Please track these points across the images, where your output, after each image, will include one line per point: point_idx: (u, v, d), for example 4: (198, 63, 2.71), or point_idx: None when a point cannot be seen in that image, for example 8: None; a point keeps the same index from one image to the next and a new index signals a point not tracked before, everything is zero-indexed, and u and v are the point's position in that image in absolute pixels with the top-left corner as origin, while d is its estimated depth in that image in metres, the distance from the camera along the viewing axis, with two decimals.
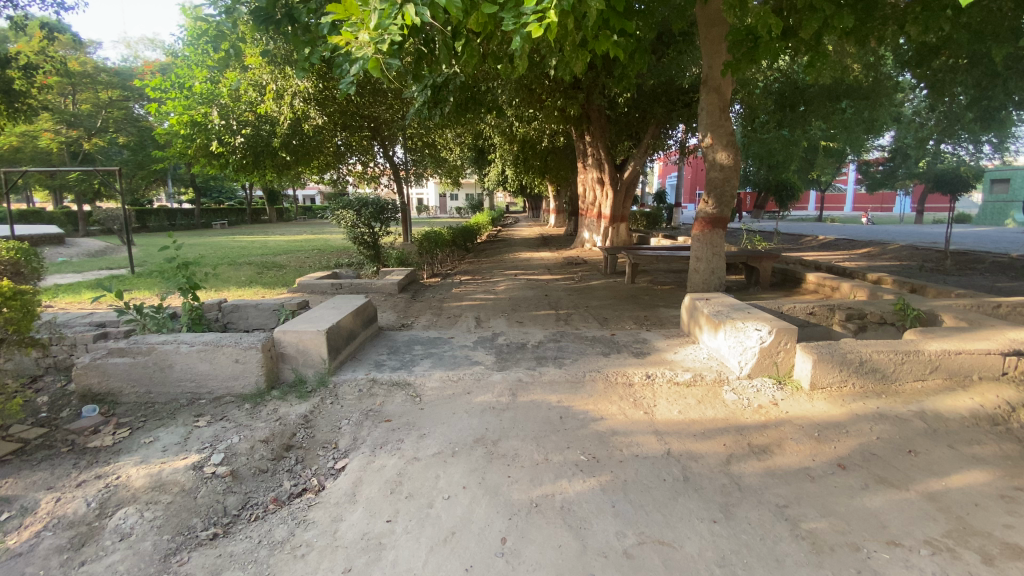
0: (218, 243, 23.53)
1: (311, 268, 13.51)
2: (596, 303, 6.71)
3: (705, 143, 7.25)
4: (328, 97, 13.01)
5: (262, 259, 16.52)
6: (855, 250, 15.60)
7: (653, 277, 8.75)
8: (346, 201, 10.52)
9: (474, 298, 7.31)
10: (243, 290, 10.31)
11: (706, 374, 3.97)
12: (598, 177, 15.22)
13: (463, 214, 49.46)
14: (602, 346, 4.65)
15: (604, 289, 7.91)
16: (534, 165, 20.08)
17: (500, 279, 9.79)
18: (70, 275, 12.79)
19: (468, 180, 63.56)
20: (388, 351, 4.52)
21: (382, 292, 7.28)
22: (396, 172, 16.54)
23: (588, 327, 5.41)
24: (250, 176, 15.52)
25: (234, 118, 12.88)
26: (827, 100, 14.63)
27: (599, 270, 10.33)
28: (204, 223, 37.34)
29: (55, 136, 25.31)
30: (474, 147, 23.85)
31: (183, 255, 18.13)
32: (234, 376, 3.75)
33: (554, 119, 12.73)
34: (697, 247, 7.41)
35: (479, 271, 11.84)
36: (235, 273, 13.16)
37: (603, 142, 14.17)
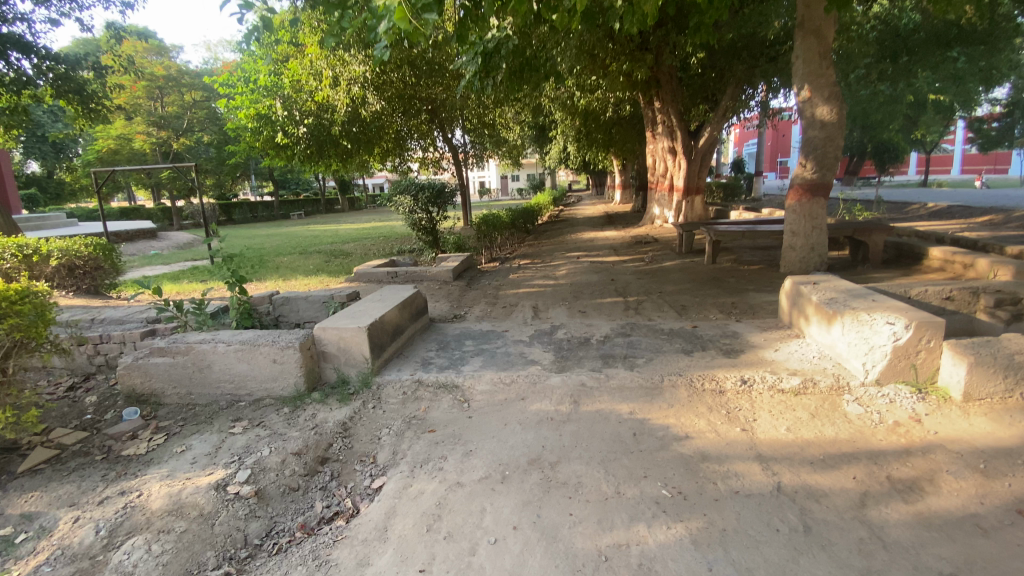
0: (292, 232, 24.62)
1: (373, 255, 13.62)
2: (671, 288, 5.94)
3: (802, 97, 6.18)
4: (386, 81, 12.96)
5: (330, 247, 16.95)
6: (978, 217, 13.36)
7: (736, 256, 7.76)
8: (404, 186, 10.30)
9: (533, 284, 6.77)
10: (306, 279, 10.43)
11: (821, 380, 3.18)
12: (670, 146, 14.01)
13: (524, 195, 48.93)
14: (681, 342, 3.95)
15: (679, 271, 7.09)
16: (597, 139, 19.09)
17: (562, 262, 9.16)
18: (158, 267, 13.81)
19: (530, 161, 62.65)
20: (437, 347, 4.09)
21: (437, 280, 6.92)
22: (456, 154, 16.23)
23: (664, 318, 4.70)
24: (315, 167, 15.84)
25: (296, 108, 13.01)
26: (934, 48, 12.56)
27: (673, 249, 9.40)
28: (282, 214, 39.52)
29: (147, 138, 27.60)
30: (535, 125, 23.09)
31: (259, 245, 19.06)
32: (273, 378, 3.46)
33: (621, 85, 11.77)
34: (793, 220, 6.39)
35: (540, 254, 11.29)
36: (302, 262, 13.47)
37: (675, 108, 12.98)
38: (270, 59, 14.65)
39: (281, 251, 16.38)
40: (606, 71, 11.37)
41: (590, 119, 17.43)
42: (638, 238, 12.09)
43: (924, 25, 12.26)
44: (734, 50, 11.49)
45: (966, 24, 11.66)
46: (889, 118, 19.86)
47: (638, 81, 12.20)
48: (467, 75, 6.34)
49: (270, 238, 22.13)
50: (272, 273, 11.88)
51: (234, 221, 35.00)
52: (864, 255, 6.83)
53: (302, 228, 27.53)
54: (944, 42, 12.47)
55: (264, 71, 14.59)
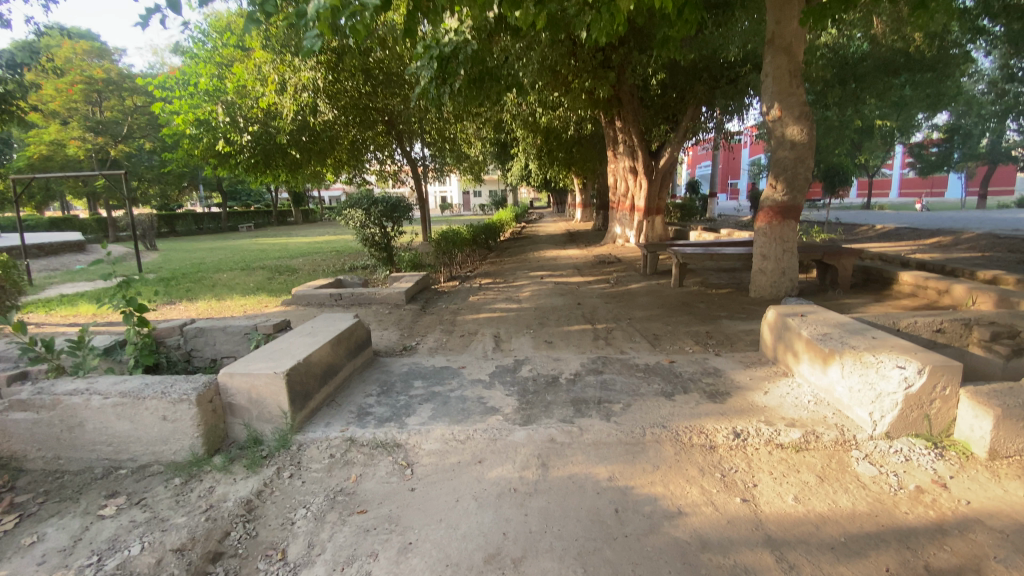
0: (239, 247, 23.18)
1: (324, 272, 12.74)
2: (642, 314, 5.52)
3: (772, 116, 5.96)
4: (340, 90, 12.35)
5: (278, 262, 15.89)
6: (924, 240, 13.81)
7: (704, 278, 7.47)
8: (355, 199, 9.61)
9: (494, 308, 6.21)
10: (246, 300, 9.51)
11: (823, 434, 2.76)
12: (631, 166, 13.89)
13: (486, 211, 48.57)
14: (661, 381, 3.47)
15: (647, 294, 6.71)
16: (559, 156, 18.94)
17: (524, 282, 8.69)
18: (79, 285, 12.43)
19: (493, 177, 62.54)
20: (378, 392, 3.45)
21: (388, 304, 6.26)
22: (415, 169, 15.58)
23: (639, 350, 4.24)
24: (264, 178, 14.86)
25: (240, 115, 12.14)
26: (883, 75, 13.01)
27: (638, 270, 9.08)
28: (231, 226, 37.50)
29: (82, 144, 25.61)
30: (497, 141, 22.81)
31: (200, 260, 17.71)
32: (162, 440, 2.73)
33: (583, 103, 11.59)
34: (763, 242, 6.10)
35: (502, 273, 10.79)
36: (244, 279, 12.43)
37: (636, 127, 12.89)
38: (216, 63, 13.72)
39: (223, 267, 15.19)
40: (568, 88, 11.15)
41: (551, 136, 17.26)
42: (601, 258, 11.78)
43: (873, 54, 12.67)
44: (694, 71, 11.54)
45: (913, 51, 12.16)
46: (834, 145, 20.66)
47: (600, 99, 12.04)
48: (421, 84, 5.84)
49: (215, 252, 20.74)
50: (209, 292, 10.85)
51: (178, 233, 32.90)
52: (832, 278, 6.64)
53: (251, 242, 26.03)
54: (890, 69, 12.97)
55: (208, 76, 13.62)
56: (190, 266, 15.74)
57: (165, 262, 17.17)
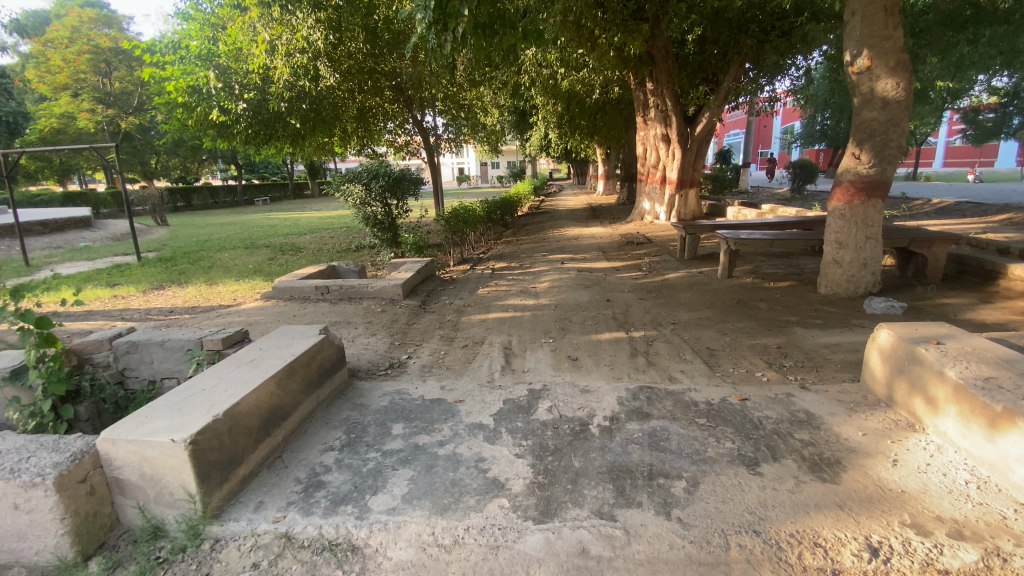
0: (248, 222, 22.47)
1: (329, 252, 11.90)
2: (689, 317, 4.48)
3: (858, 67, 4.70)
4: (343, 52, 11.28)
5: (284, 240, 15.10)
6: (993, 216, 12.25)
7: (755, 265, 6.33)
8: (354, 173, 8.71)
9: (507, 305, 5.21)
10: (239, 285, 8.68)
11: (1011, 553, 1.72)
12: (663, 133, 12.48)
13: (504, 182, 47.20)
14: (735, 437, 2.48)
15: (690, 287, 5.62)
16: (580, 124, 17.56)
17: (543, 269, 7.67)
18: (75, 264, 11.80)
19: (510, 147, 60.43)
20: (343, 444, 2.55)
21: (382, 299, 5.31)
22: (427, 139, 14.37)
23: (693, 376, 3.23)
24: (266, 149, 13.90)
25: (236, 82, 11.19)
26: (947, 29, 11.11)
27: (674, 254, 7.97)
28: (247, 200, 36.97)
29: (91, 116, 24.88)
30: (515, 108, 21.46)
31: (205, 237, 16.98)
32: (18, 535, 1.91)
33: (611, 61, 10.38)
34: (838, 228, 4.95)
35: (517, 256, 9.79)
36: (244, 259, 11.64)
37: (670, 88, 11.53)
38: (209, 25, 12.58)
39: (227, 245, 14.42)
40: (593, 43, 10.10)
41: (574, 102, 15.95)
42: (629, 237, 10.66)
43: (935, 6, 10.66)
44: (740, 22, 10.21)
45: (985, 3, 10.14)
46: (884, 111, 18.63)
47: (631, 57, 10.93)
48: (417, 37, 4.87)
49: (223, 228, 20.07)
50: (203, 274, 10.07)
51: (193, 207, 32.46)
52: (918, 268, 5.48)
53: (263, 217, 25.35)
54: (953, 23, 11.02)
55: (204, 37, 12.55)
56: (195, 243, 15.05)
57: (169, 239, 16.51)
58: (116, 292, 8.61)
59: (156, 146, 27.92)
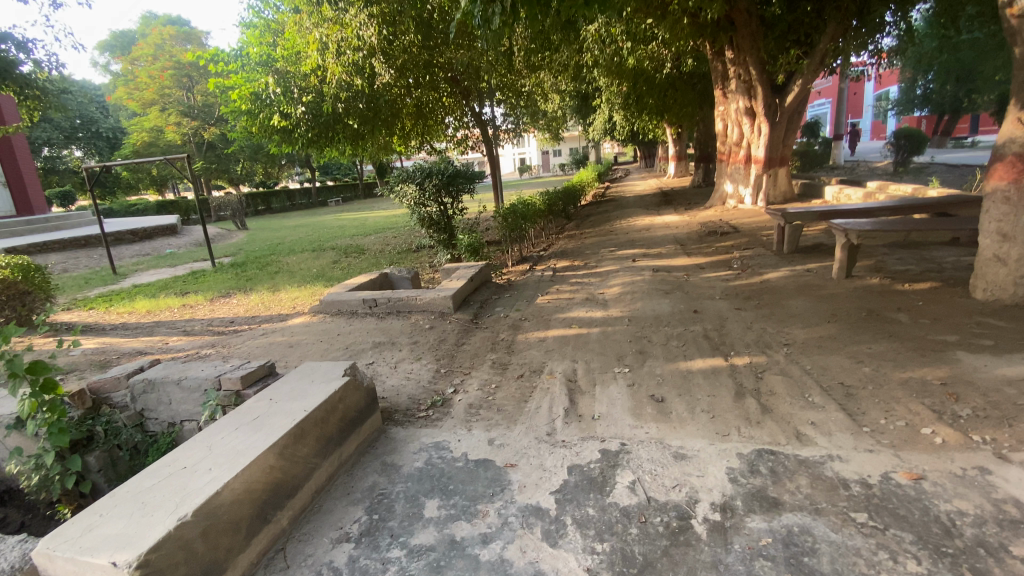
0: (320, 223, 23.17)
1: (390, 253, 11.70)
2: (805, 338, 3.54)
3: (1019, 8, 3.46)
4: (397, 46, 10.89)
5: (349, 241, 15.21)
6: None
7: (879, 261, 5.16)
8: (407, 173, 8.36)
9: (571, 319, 4.48)
10: (299, 291, 8.55)
11: None
12: (747, 106, 11.12)
13: (568, 171, 46.04)
14: (920, 555, 1.66)
15: (797, 291, 4.61)
16: (648, 104, 16.29)
17: (613, 268, 6.84)
18: (159, 272, 12.42)
19: (573, 133, 58.79)
20: (362, 533, 1.96)
21: (431, 313, 4.73)
22: (485, 131, 13.75)
23: (830, 434, 2.38)
24: (328, 152, 13.97)
25: (294, 85, 11.16)
26: None
27: (768, 248, 6.83)
28: (321, 201, 38.52)
29: (178, 129, 26.72)
30: (577, 92, 20.41)
31: (278, 240, 17.56)
32: None
33: (684, 29, 9.50)
34: (1004, 216, 3.69)
35: (583, 252, 9.01)
36: (309, 263, 11.70)
37: (754, 55, 10.21)
38: (269, 31, 12.71)
39: (296, 248, 14.73)
40: (664, 11, 9.31)
41: (641, 79, 14.75)
42: (709, 227, 9.52)
43: None
44: None
45: None
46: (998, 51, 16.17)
47: (707, 23, 9.88)
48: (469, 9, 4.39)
49: (297, 230, 20.79)
50: (269, 279, 10.14)
51: (273, 210, 34.24)
52: None
53: (333, 217, 26.09)
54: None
55: (265, 44, 12.71)
56: (267, 247, 15.53)
57: (246, 243, 17.23)
58: (186, 301, 8.77)
59: (236, 155, 29.60)
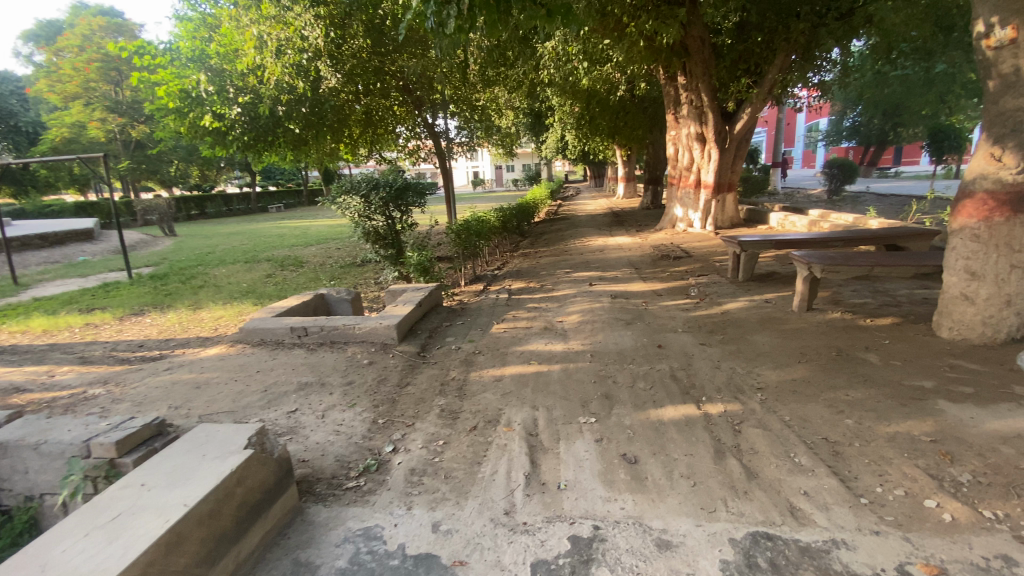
0: (257, 231, 21.73)
1: (332, 268, 10.94)
2: (778, 381, 3.31)
3: (996, 40, 3.43)
4: (345, 50, 10.29)
5: (288, 252, 14.20)
6: None
7: (836, 293, 5.11)
8: (351, 184, 7.73)
9: (528, 352, 4.07)
10: (224, 310, 7.66)
11: None
12: (698, 132, 11.29)
13: (520, 186, 46.16)
14: None
15: (762, 325, 4.43)
16: (602, 125, 16.44)
17: (570, 292, 6.52)
18: (63, 283, 10.99)
19: (526, 150, 59.27)
20: None
21: (371, 344, 4.18)
22: (438, 143, 13.26)
23: (827, 508, 2.09)
24: (268, 157, 13.01)
25: (230, 85, 10.29)
26: None
27: (724, 274, 6.74)
28: (261, 207, 36.47)
29: (102, 125, 24.53)
30: (531, 109, 20.37)
31: (208, 249, 16.18)
32: None
33: (641, 53, 9.57)
34: (973, 255, 3.65)
35: (537, 273, 8.68)
36: (240, 276, 10.70)
37: (706, 81, 10.43)
38: (205, 25, 11.76)
39: (228, 259, 13.55)
40: (621, 33, 9.39)
41: (595, 100, 14.85)
42: (662, 250, 9.46)
43: None
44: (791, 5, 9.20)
45: None
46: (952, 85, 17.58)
47: (662, 48, 9.98)
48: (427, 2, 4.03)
49: (231, 239, 19.36)
50: (192, 295, 9.13)
51: (207, 216, 32.02)
52: None
53: (273, 225, 24.64)
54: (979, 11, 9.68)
55: (200, 38, 11.70)
56: (195, 257, 14.22)
57: (172, 252, 15.76)
58: (89, 319, 7.64)
59: (167, 155, 27.48)
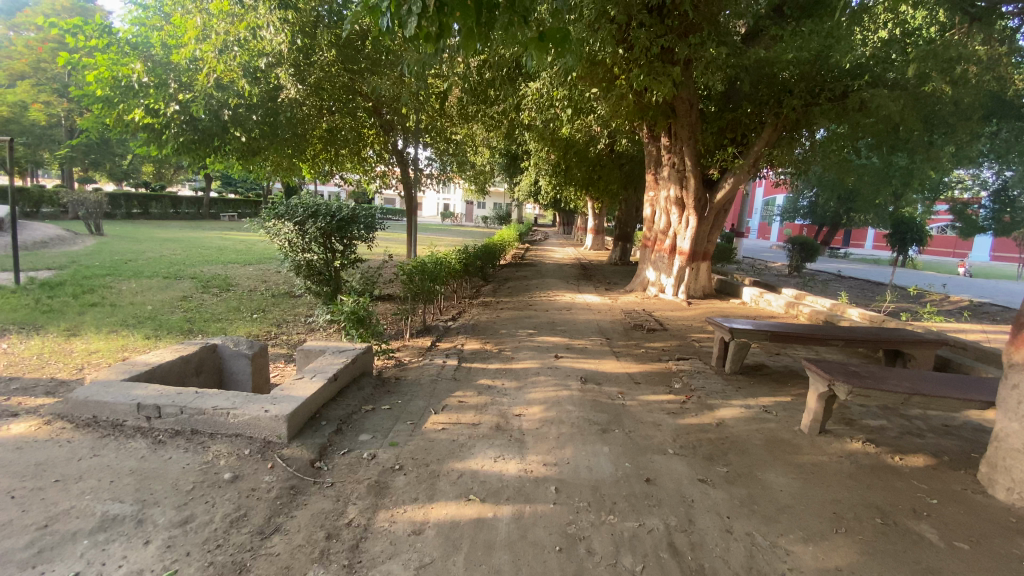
0: (198, 240, 19.86)
1: (261, 297, 9.48)
2: (818, 572, 2.30)
3: None
4: (310, 60, 9.34)
5: (220, 270, 12.58)
6: None
7: (849, 410, 4.25)
8: (284, 208, 6.59)
9: (470, 472, 2.92)
10: (104, 343, 6.10)
11: None
12: (677, 196, 10.77)
13: (489, 223, 46.10)
14: None
15: (772, 452, 3.48)
16: (576, 176, 15.99)
17: (532, 366, 5.44)
18: None
19: (500, 190, 59.39)
20: None
21: (247, 444, 2.95)
22: (405, 173, 12.28)
23: None
24: (211, 163, 11.67)
25: (172, 77, 9.09)
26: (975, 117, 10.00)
27: (710, 363, 5.82)
28: (213, 214, 34.26)
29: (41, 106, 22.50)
30: (507, 150, 19.81)
31: (131, 255, 14.29)
32: None
33: (627, 108, 9.06)
34: None
35: (496, 330, 7.58)
36: (150, 295, 9.12)
37: (691, 145, 10.00)
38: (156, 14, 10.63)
39: (147, 271, 11.76)
40: (609, 84, 8.89)
41: (572, 150, 14.39)
42: (635, 318, 8.61)
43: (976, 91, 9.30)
44: (782, 82, 9.00)
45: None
46: (909, 181, 18.27)
47: (649, 106, 9.54)
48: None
49: (165, 245, 17.46)
50: (76, 313, 7.51)
51: (150, 216, 29.64)
52: None
53: (219, 234, 22.73)
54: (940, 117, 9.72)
55: (148, 25, 10.43)
56: (110, 264, 12.40)
57: (85, 255, 13.80)
58: None
59: (114, 147, 25.45)
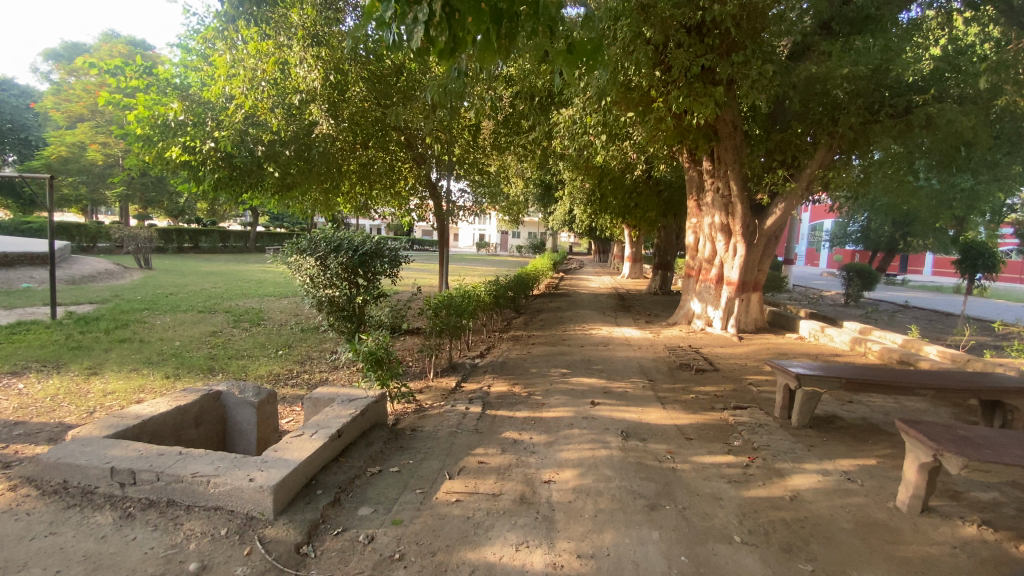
0: (239, 273, 20.34)
1: (288, 332, 9.27)
2: None
3: None
4: (342, 94, 9.36)
5: (254, 304, 12.59)
6: None
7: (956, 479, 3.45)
8: (307, 242, 6.39)
9: (483, 566, 2.35)
10: (121, 384, 5.90)
11: None
12: (722, 223, 10.08)
13: (524, 252, 46.03)
14: None
15: (867, 542, 2.76)
16: (612, 204, 15.47)
17: (565, 415, 4.84)
18: None
19: (535, 220, 59.57)
20: None
21: (226, 520, 2.51)
22: (440, 206, 12.01)
23: None
24: (248, 198, 11.83)
25: (209, 114, 9.17)
26: None
27: (771, 414, 5.06)
28: (258, 248, 35.53)
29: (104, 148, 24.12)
30: (541, 180, 19.59)
31: (172, 289, 14.59)
32: None
33: (666, 131, 8.55)
34: None
35: (527, 369, 7.02)
36: (181, 330, 9.07)
37: (737, 169, 9.36)
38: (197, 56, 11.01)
39: (184, 305, 11.89)
40: (645, 108, 8.42)
41: (607, 178, 13.97)
42: (679, 355, 7.89)
43: None
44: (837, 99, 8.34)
45: None
46: (974, 203, 16.87)
47: (689, 129, 9.01)
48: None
49: (207, 279, 17.87)
50: (103, 350, 7.44)
51: (199, 249, 30.94)
52: None
53: (260, 267, 23.32)
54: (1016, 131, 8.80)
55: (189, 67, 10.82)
56: (150, 298, 12.62)
57: (130, 289, 14.17)
58: None
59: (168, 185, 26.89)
